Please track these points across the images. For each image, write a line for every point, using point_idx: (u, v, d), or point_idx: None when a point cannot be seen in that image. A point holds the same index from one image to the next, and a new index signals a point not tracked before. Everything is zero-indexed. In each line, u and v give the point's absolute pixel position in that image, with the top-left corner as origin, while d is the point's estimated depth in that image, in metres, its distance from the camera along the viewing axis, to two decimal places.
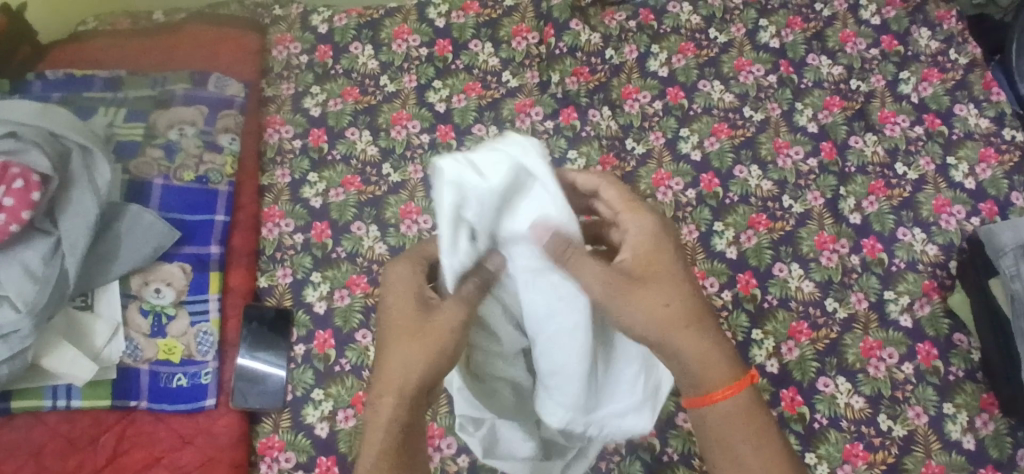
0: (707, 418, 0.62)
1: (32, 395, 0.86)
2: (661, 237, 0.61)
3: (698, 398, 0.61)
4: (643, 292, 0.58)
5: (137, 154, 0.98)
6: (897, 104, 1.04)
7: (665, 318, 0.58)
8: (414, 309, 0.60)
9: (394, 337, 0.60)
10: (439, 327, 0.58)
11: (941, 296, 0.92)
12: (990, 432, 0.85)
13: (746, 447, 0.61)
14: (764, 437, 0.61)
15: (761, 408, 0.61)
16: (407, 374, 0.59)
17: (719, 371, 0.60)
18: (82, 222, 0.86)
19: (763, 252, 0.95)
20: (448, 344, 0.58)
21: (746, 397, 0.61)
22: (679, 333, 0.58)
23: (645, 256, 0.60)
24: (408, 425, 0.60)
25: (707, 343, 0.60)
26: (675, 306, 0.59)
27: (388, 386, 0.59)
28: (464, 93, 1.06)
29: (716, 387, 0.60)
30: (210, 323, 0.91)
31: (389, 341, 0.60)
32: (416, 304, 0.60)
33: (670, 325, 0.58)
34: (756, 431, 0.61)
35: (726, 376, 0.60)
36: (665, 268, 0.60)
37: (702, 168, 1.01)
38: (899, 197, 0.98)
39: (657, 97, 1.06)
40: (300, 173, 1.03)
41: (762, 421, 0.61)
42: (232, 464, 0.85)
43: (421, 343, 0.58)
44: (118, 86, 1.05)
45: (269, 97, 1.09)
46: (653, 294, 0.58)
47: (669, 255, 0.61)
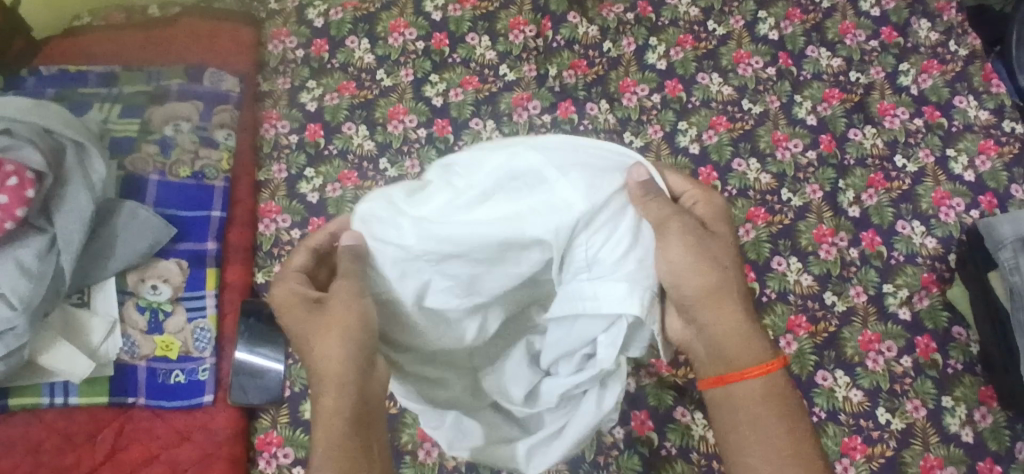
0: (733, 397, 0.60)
1: (29, 391, 0.86)
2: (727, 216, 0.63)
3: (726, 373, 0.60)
4: (708, 248, 0.59)
5: (132, 150, 0.98)
6: (897, 96, 1.04)
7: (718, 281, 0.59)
8: (304, 308, 0.59)
9: (307, 330, 0.58)
10: (336, 303, 0.57)
11: (940, 289, 0.92)
12: (988, 424, 0.85)
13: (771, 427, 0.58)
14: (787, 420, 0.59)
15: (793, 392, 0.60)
16: (329, 357, 0.55)
17: (754, 347, 0.60)
18: (77, 218, 0.86)
19: (762, 246, 0.95)
20: (353, 317, 0.56)
21: (780, 378, 0.60)
22: (722, 301, 0.59)
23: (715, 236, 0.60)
24: (346, 408, 0.54)
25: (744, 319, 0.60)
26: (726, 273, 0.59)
27: (316, 380, 0.55)
28: (461, 87, 1.06)
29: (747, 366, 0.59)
30: (207, 319, 0.91)
31: (309, 337, 0.58)
32: (307, 302, 0.60)
33: (713, 291, 0.59)
34: (786, 411, 0.59)
35: (762, 353, 0.60)
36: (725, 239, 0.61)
37: (701, 162, 1.00)
38: (898, 190, 0.98)
39: (656, 91, 1.05)
40: (297, 169, 1.02)
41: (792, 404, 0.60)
42: (229, 461, 0.85)
43: (330, 328, 0.56)
44: (113, 82, 1.04)
45: (265, 91, 1.09)
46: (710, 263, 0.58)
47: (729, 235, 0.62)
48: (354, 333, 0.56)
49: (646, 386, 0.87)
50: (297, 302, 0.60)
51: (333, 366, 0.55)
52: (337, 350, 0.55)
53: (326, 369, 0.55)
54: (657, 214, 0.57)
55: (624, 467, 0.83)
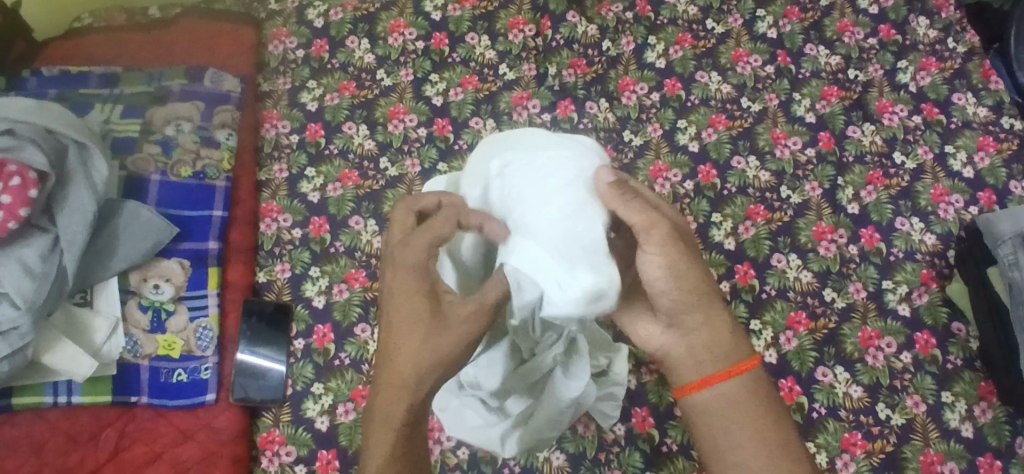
0: (722, 394, 0.63)
1: (33, 391, 0.86)
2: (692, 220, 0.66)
3: (723, 371, 0.63)
4: (691, 248, 0.62)
5: (133, 150, 0.98)
6: (895, 94, 1.04)
7: (706, 280, 0.62)
8: (423, 299, 0.60)
9: (406, 327, 0.60)
10: (455, 319, 0.60)
11: (939, 285, 0.92)
12: (989, 420, 0.85)
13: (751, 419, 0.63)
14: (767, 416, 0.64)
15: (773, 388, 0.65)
16: (419, 363, 0.59)
17: (741, 345, 0.64)
18: (80, 218, 0.86)
19: (762, 243, 0.95)
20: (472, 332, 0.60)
21: (761, 377, 0.65)
22: (713, 302, 0.62)
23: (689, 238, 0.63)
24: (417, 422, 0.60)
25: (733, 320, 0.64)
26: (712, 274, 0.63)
27: (399, 381, 0.59)
28: (461, 86, 1.06)
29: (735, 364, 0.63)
30: (209, 318, 0.91)
31: (400, 329, 0.60)
32: (427, 288, 0.60)
33: (706, 290, 0.62)
34: (770, 406, 0.64)
35: (748, 351, 0.64)
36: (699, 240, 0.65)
37: (701, 159, 1.01)
38: (897, 187, 0.98)
39: (655, 89, 1.05)
40: (298, 168, 1.02)
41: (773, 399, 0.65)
42: (232, 460, 0.85)
43: (438, 338, 0.59)
44: (114, 83, 1.05)
45: (265, 92, 1.09)
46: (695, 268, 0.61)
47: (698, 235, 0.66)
48: (452, 356, 0.59)
49: (646, 383, 0.87)
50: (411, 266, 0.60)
51: (413, 370, 0.59)
52: (430, 367, 0.59)
53: (412, 374, 0.59)
54: (642, 218, 0.59)
55: (626, 463, 0.83)
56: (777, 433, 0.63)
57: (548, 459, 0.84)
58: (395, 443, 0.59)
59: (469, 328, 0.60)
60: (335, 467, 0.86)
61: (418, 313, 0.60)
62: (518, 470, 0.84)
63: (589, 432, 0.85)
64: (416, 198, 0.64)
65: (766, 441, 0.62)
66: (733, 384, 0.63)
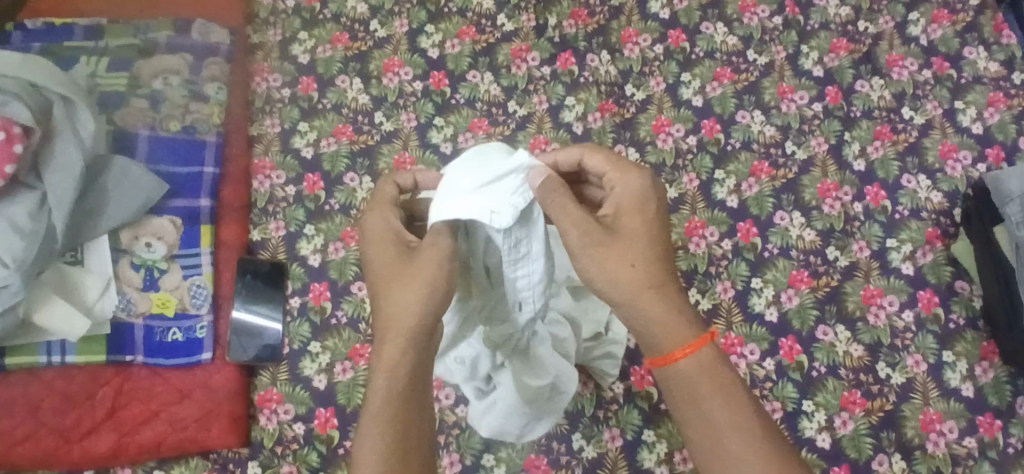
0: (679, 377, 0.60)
1: (26, 351, 0.85)
2: (649, 198, 0.61)
3: (660, 360, 0.60)
4: (618, 247, 0.59)
5: (122, 106, 0.96)
6: (906, 47, 1.00)
7: (633, 280, 0.59)
8: (396, 252, 0.63)
9: (387, 283, 0.61)
10: (429, 257, 0.61)
11: (945, 244, 0.91)
12: (989, 379, 0.85)
13: (714, 403, 0.59)
14: (730, 392, 0.60)
15: (724, 362, 0.60)
16: (407, 308, 0.59)
17: (679, 327, 0.60)
18: (69, 175, 0.84)
19: (765, 201, 0.93)
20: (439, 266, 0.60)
21: (706, 353, 0.60)
22: (643, 296, 0.59)
23: (630, 221, 0.60)
24: (415, 360, 0.59)
25: (666, 307, 0.59)
26: (639, 269, 0.59)
27: (389, 326, 0.59)
28: (458, 38, 1.02)
29: (678, 347, 0.59)
30: (203, 277, 0.90)
31: (383, 288, 0.61)
32: (399, 246, 0.63)
33: (633, 287, 0.59)
34: (720, 386, 0.59)
35: (685, 332, 0.59)
36: (646, 226, 0.60)
37: (704, 114, 0.98)
38: (904, 143, 0.96)
39: (658, 41, 1.02)
40: (290, 123, 0.99)
41: (726, 374, 0.60)
42: (230, 418, 0.84)
43: (412, 276, 0.60)
44: (99, 35, 1.00)
45: (255, 44, 1.05)
46: (628, 256, 0.59)
47: (651, 216, 0.61)
48: (435, 295, 0.60)
49: None
50: (386, 236, 0.64)
51: (398, 314, 0.59)
52: (415, 308, 0.59)
53: (401, 317, 0.59)
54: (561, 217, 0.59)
55: (624, 421, 0.83)
56: (728, 417, 0.59)
57: None
58: (396, 381, 0.58)
59: (436, 260, 0.60)
60: (333, 425, 0.85)
61: (388, 272, 0.61)
62: None
63: (587, 390, 0.85)
64: (381, 193, 0.66)
65: (715, 428, 0.59)
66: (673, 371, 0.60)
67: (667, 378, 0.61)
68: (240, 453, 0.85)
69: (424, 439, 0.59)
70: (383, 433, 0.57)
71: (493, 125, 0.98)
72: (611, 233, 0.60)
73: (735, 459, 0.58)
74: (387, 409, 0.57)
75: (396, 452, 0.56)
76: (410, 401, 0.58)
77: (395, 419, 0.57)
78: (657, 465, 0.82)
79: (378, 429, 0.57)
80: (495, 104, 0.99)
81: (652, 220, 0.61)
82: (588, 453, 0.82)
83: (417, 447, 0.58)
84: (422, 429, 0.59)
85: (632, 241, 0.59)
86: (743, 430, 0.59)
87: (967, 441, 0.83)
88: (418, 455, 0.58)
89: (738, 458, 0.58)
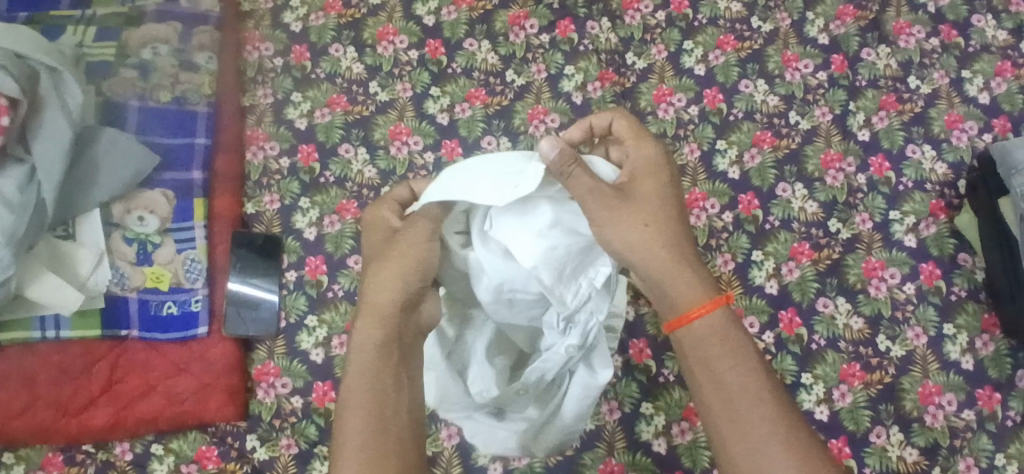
0: (695, 336, 0.61)
1: (21, 326, 0.85)
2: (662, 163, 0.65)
3: (675, 320, 0.62)
4: (634, 207, 0.62)
5: (110, 75, 0.93)
6: (914, 14, 0.98)
7: (644, 239, 0.61)
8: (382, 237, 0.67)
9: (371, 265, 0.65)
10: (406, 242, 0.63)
11: (949, 216, 0.90)
12: (990, 352, 0.85)
13: (724, 361, 0.60)
14: (741, 352, 0.61)
15: (738, 326, 0.62)
16: (383, 292, 0.63)
17: (695, 288, 0.62)
18: (57, 148, 0.82)
19: (767, 172, 0.92)
20: (419, 250, 0.63)
21: (719, 314, 0.62)
22: (660, 253, 0.62)
23: (648, 183, 0.64)
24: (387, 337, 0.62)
25: (681, 269, 0.62)
26: (650, 230, 0.61)
27: (363, 307, 0.63)
28: (454, 5, 1.00)
29: (693, 305, 0.61)
30: (197, 250, 0.89)
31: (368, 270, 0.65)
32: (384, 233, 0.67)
33: (651, 244, 0.62)
34: (732, 346, 0.61)
35: (701, 294, 0.62)
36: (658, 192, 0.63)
37: (707, 83, 0.96)
38: (910, 112, 0.94)
39: (661, 7, 0.99)
40: (283, 93, 0.97)
41: (739, 338, 0.61)
42: (228, 391, 0.84)
43: (391, 259, 0.63)
44: (85, 3, 0.98)
45: (247, 12, 1.02)
46: (647, 214, 0.62)
47: (665, 180, 0.64)
48: (406, 279, 0.63)
49: (645, 314, 0.86)
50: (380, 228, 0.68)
51: (376, 296, 0.63)
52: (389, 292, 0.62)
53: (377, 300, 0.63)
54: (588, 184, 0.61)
55: (623, 394, 0.83)
56: (738, 375, 0.60)
57: None
58: (373, 356, 0.61)
59: (418, 244, 0.63)
60: (331, 398, 0.85)
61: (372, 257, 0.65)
62: None
63: None
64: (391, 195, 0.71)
65: (728, 386, 0.59)
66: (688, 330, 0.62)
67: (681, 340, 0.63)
68: (238, 427, 0.85)
69: (405, 410, 0.61)
70: (362, 405, 0.60)
71: (490, 94, 0.96)
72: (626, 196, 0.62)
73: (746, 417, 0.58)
74: (363, 383, 0.60)
75: (374, 422, 0.59)
76: (386, 375, 0.61)
77: (370, 394, 0.60)
78: (655, 437, 0.82)
79: (357, 401, 0.60)
80: (492, 74, 0.97)
81: (667, 186, 0.64)
82: (586, 426, 0.82)
83: (399, 417, 0.60)
84: (405, 400, 0.61)
85: (645, 204, 0.62)
86: (753, 391, 0.59)
87: (965, 413, 0.83)
88: (399, 424, 0.60)
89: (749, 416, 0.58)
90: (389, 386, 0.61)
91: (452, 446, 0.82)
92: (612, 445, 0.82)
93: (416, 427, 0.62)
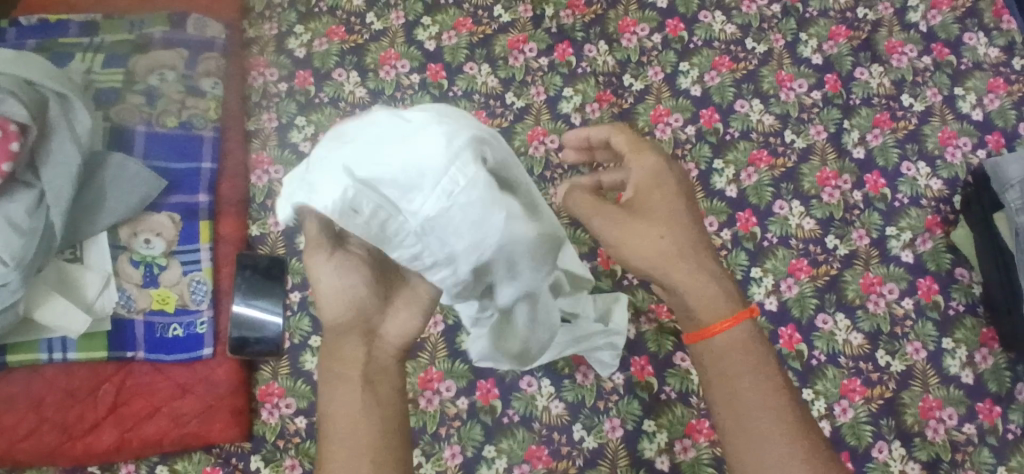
0: (722, 346, 0.62)
1: (28, 349, 0.86)
2: (662, 175, 0.66)
3: (697, 330, 0.63)
4: (638, 227, 0.63)
5: (118, 101, 0.95)
6: (905, 33, 1.00)
7: (653, 254, 0.63)
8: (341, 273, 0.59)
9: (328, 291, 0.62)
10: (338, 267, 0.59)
11: (944, 231, 0.91)
12: (989, 366, 0.85)
13: (747, 374, 0.61)
14: (764, 365, 0.62)
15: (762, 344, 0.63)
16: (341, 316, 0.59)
17: (719, 303, 0.63)
18: (65, 173, 0.84)
19: (764, 190, 0.93)
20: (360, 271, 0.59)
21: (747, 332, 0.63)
22: (672, 267, 0.63)
23: (649, 198, 0.65)
24: (343, 369, 0.59)
25: (702, 278, 0.63)
26: (667, 241, 0.63)
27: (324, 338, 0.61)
28: (454, 29, 1.02)
29: (716, 320, 0.62)
30: (203, 272, 0.90)
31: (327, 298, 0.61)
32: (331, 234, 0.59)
33: (664, 259, 0.63)
34: (755, 362, 0.61)
35: (729, 308, 0.63)
36: (666, 206, 0.65)
37: (703, 103, 0.98)
38: (904, 130, 0.95)
39: (656, 30, 1.01)
40: (287, 117, 0.99)
41: (762, 355, 0.62)
42: (232, 412, 0.85)
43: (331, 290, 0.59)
44: (94, 31, 1.00)
45: (251, 38, 1.04)
46: (653, 231, 0.63)
47: (668, 196, 0.65)
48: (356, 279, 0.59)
49: (646, 332, 0.87)
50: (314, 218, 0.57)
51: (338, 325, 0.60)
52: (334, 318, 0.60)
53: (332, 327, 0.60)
54: (590, 205, 0.64)
55: (625, 411, 0.84)
56: (761, 389, 0.60)
57: (547, 408, 0.84)
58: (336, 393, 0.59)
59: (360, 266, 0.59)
60: None
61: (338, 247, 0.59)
62: (518, 419, 0.84)
63: (587, 382, 0.85)
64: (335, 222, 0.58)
65: (745, 397, 0.60)
66: (712, 341, 0.63)
67: (703, 350, 0.64)
68: (242, 447, 0.86)
69: (377, 439, 0.57)
70: (334, 441, 0.58)
71: (491, 116, 0.98)
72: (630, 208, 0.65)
73: (763, 438, 0.59)
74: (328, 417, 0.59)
75: (349, 454, 0.57)
76: (351, 407, 0.58)
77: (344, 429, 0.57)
78: (658, 454, 0.82)
79: (326, 436, 0.58)
80: (492, 96, 0.98)
81: (671, 204, 0.65)
82: (588, 444, 0.83)
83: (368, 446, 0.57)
84: (377, 428, 0.58)
85: (652, 221, 0.63)
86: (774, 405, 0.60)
87: (966, 427, 0.83)
88: (371, 450, 0.57)
89: (769, 439, 0.59)
90: (358, 410, 0.58)
91: (455, 465, 0.83)
92: (615, 463, 0.82)
93: (394, 452, 0.58)
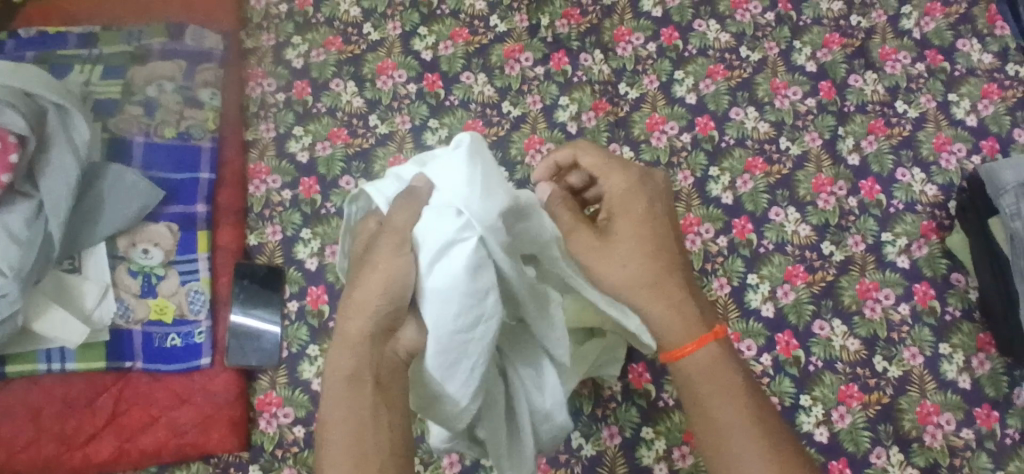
0: (692, 370, 0.62)
1: (26, 359, 0.86)
2: (639, 195, 0.65)
3: (668, 353, 0.63)
4: (611, 253, 0.62)
5: (117, 112, 0.96)
6: (899, 40, 1.01)
7: (625, 281, 0.62)
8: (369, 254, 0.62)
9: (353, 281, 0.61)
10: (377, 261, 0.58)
11: (940, 236, 0.91)
12: (986, 370, 0.85)
13: (715, 401, 0.61)
14: (734, 389, 0.61)
15: (733, 361, 0.62)
16: (359, 318, 0.59)
17: (686, 327, 0.62)
18: (64, 184, 0.85)
19: (760, 197, 0.93)
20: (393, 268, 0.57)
21: (714, 350, 0.62)
22: (642, 294, 0.62)
23: (626, 219, 0.64)
24: (358, 370, 0.58)
25: (672, 305, 0.62)
26: (632, 269, 0.62)
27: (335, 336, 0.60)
28: (451, 39, 1.03)
29: (683, 343, 0.62)
30: (200, 282, 0.91)
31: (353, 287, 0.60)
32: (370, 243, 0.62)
33: (632, 283, 0.62)
34: (726, 383, 0.61)
35: (693, 328, 0.62)
36: (640, 226, 0.63)
37: (698, 111, 0.98)
38: (899, 136, 0.96)
39: (651, 39, 1.02)
40: (285, 127, 1.00)
41: (733, 376, 0.62)
42: (230, 423, 0.85)
43: (365, 282, 0.59)
44: (92, 43, 1.01)
45: (249, 49, 1.05)
46: (621, 258, 0.62)
47: (646, 216, 0.64)
48: (376, 305, 0.58)
49: None
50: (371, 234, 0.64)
51: (359, 325, 0.59)
52: (361, 323, 0.59)
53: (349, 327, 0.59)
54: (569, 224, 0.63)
55: (623, 419, 0.84)
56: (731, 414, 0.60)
57: None
58: (344, 392, 0.58)
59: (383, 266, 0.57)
60: None
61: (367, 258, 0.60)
62: None
63: (585, 389, 0.85)
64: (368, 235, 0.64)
65: (719, 427, 0.60)
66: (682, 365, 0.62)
67: (677, 374, 0.63)
68: (240, 457, 0.85)
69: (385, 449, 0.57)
70: (342, 444, 0.57)
71: (487, 126, 0.98)
72: (609, 231, 0.64)
73: (737, 457, 0.59)
74: (341, 418, 0.58)
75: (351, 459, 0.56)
76: (361, 412, 0.58)
77: (351, 431, 0.57)
78: (656, 462, 0.82)
79: (336, 440, 0.57)
80: (489, 105, 0.99)
81: (649, 223, 0.64)
82: (586, 452, 0.83)
83: (377, 454, 0.57)
84: (381, 438, 0.57)
85: (623, 245, 0.62)
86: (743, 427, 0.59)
87: (964, 432, 0.83)
88: (376, 457, 0.57)
89: (743, 459, 0.59)
90: (367, 414, 0.58)
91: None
92: (613, 470, 0.82)
93: (397, 457, 0.57)
